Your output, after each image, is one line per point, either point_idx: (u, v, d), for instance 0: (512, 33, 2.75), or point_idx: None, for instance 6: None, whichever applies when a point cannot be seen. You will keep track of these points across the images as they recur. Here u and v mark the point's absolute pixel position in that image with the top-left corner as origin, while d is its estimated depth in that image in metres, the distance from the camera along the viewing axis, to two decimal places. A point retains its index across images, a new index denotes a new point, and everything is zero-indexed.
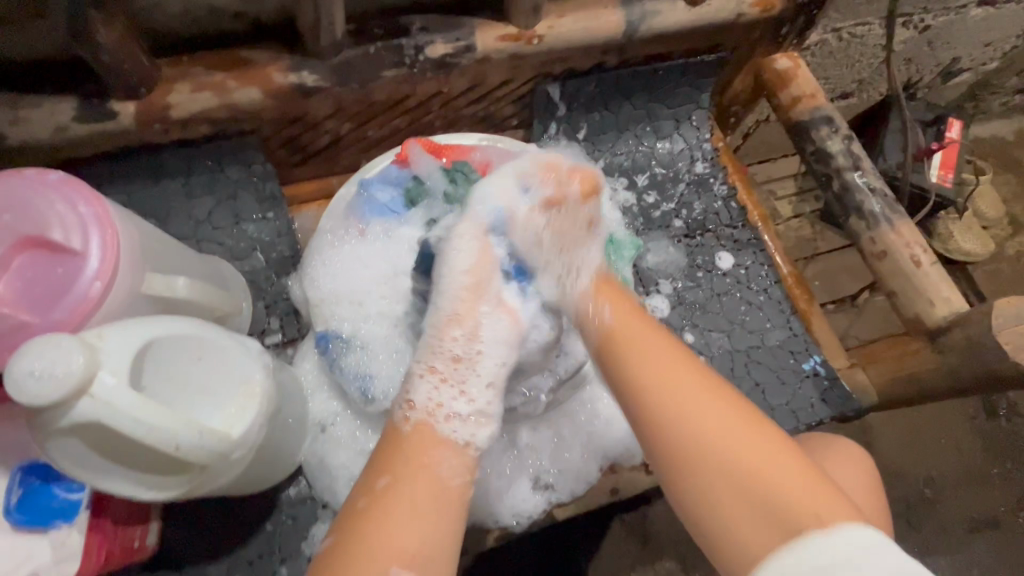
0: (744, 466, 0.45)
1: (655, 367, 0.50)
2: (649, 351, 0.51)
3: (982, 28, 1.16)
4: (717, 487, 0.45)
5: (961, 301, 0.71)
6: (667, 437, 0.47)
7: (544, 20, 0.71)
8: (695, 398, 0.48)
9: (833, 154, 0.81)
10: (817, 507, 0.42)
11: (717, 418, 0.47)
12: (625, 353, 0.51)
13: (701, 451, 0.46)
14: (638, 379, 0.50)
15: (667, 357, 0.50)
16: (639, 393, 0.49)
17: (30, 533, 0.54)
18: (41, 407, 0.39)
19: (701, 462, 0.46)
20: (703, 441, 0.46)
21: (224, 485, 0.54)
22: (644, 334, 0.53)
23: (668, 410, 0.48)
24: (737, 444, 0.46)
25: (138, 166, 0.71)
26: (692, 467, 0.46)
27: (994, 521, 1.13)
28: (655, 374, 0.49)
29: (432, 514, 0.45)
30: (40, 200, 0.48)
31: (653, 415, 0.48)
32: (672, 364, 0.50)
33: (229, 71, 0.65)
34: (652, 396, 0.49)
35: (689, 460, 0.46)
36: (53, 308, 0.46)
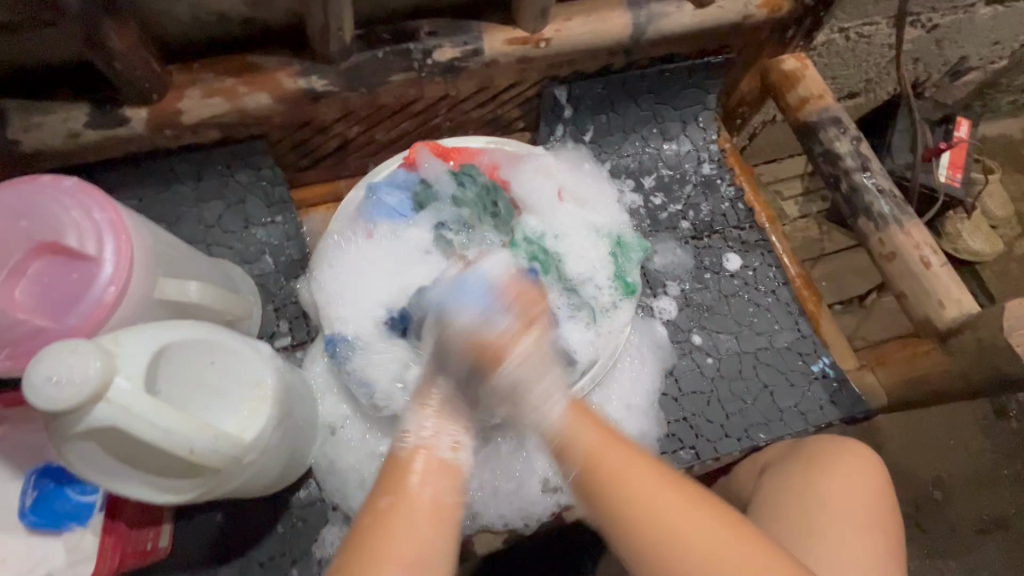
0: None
1: (618, 472, 0.48)
2: (615, 461, 0.49)
3: (990, 27, 1.15)
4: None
5: (972, 302, 0.71)
6: (641, 546, 0.46)
7: (551, 23, 0.71)
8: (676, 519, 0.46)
9: (841, 155, 0.80)
10: None
11: (688, 521, 0.46)
12: (598, 468, 0.49)
13: (674, 553, 0.45)
14: (596, 477, 0.49)
15: (664, 485, 0.48)
16: (619, 507, 0.47)
17: (46, 535, 0.55)
18: (58, 412, 0.39)
19: (677, 559, 0.45)
20: (693, 543, 0.45)
21: (236, 488, 0.54)
22: (612, 443, 0.50)
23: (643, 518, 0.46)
24: (708, 542, 0.45)
25: (149, 171, 0.72)
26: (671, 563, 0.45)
27: (1004, 521, 1.12)
28: (652, 508, 0.46)
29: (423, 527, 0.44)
30: (55, 207, 0.48)
31: (622, 508, 0.47)
32: (639, 467, 0.48)
33: (239, 76, 0.66)
34: (630, 503, 0.47)
35: (660, 554, 0.45)
36: (68, 313, 0.46)
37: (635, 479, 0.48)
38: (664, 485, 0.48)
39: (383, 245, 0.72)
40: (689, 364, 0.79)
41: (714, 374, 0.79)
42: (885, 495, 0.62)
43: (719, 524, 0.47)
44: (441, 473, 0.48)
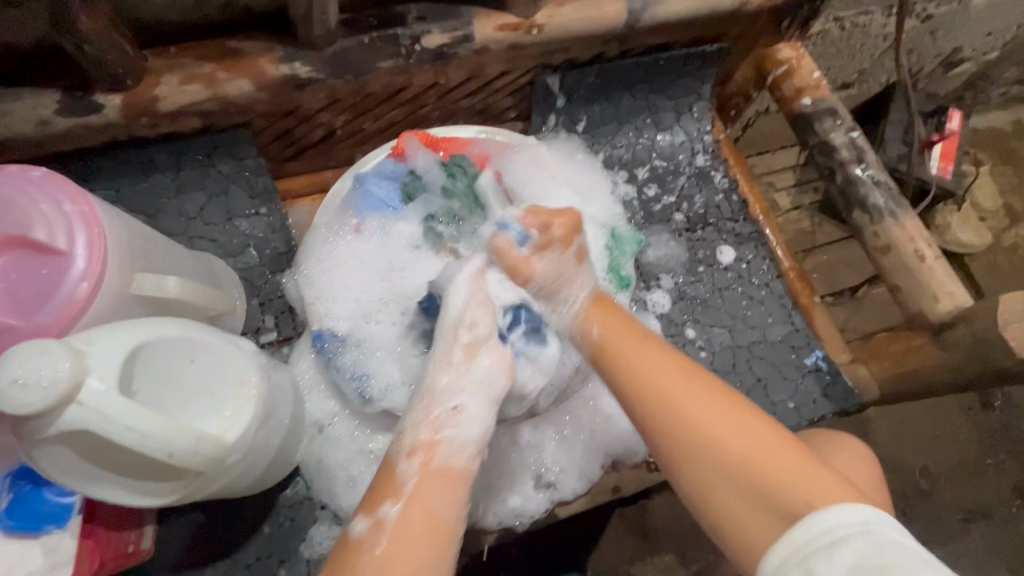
0: (738, 450, 0.44)
1: (638, 362, 0.49)
2: (644, 358, 0.49)
3: (984, 17, 1.15)
4: (695, 455, 0.45)
5: (966, 296, 0.71)
6: (645, 417, 0.47)
7: (543, 9, 0.69)
8: (689, 393, 0.47)
9: (837, 147, 0.80)
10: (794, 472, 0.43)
11: (715, 410, 0.46)
12: (630, 367, 0.50)
13: (690, 438, 0.45)
14: (623, 368, 0.50)
15: (661, 357, 0.49)
16: (643, 397, 0.48)
17: (21, 539, 0.52)
18: (26, 416, 0.37)
19: (684, 438, 0.46)
20: (700, 428, 0.45)
21: (221, 490, 0.52)
22: (636, 342, 0.51)
23: (663, 403, 0.47)
24: (721, 423, 0.45)
25: (124, 161, 0.69)
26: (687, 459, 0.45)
27: (986, 510, 1.14)
28: (653, 372, 0.48)
29: (421, 544, 0.45)
30: (23, 199, 0.46)
31: (649, 399, 0.47)
32: (667, 363, 0.49)
33: (219, 62, 0.63)
34: (639, 387, 0.48)
35: (681, 441, 0.46)
36: (37, 310, 0.44)
37: (667, 374, 0.48)
38: (686, 372, 0.48)
39: (370, 237, 0.70)
40: (682, 358, 0.78)
41: (708, 368, 0.78)
42: (880, 492, 0.62)
43: (749, 429, 0.45)
44: (438, 485, 0.47)
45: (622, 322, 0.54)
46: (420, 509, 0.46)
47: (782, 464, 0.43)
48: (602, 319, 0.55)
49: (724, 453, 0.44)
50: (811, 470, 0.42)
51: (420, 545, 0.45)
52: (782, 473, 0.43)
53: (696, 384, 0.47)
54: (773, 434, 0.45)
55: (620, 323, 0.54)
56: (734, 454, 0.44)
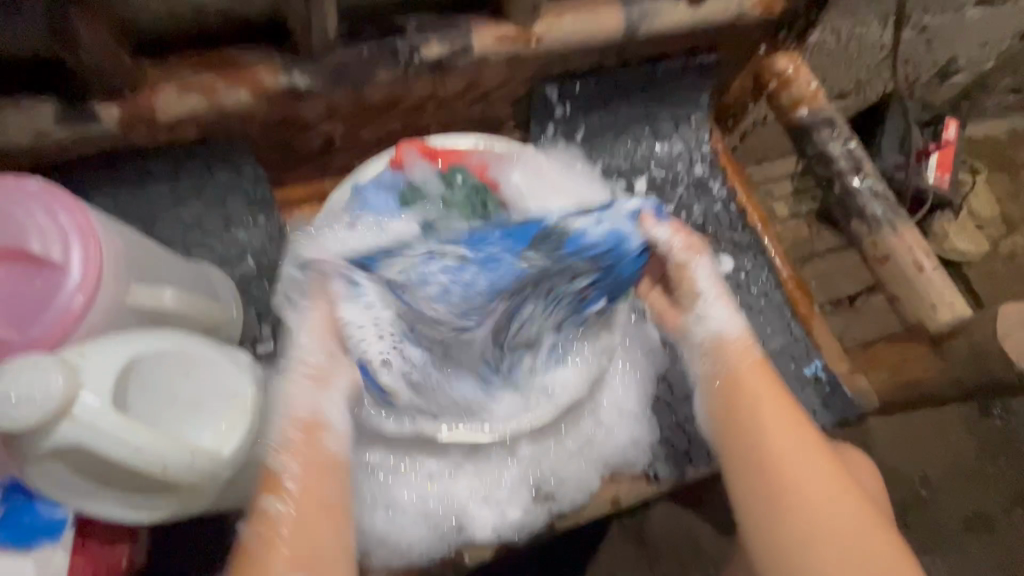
0: (836, 529, 0.51)
1: (767, 427, 0.56)
2: (768, 422, 0.56)
3: (980, 28, 1.15)
4: (813, 543, 0.51)
5: (965, 306, 0.71)
6: (765, 485, 0.54)
7: (542, 20, 0.70)
8: (814, 481, 0.53)
9: (835, 157, 0.80)
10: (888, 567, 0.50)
11: (831, 495, 0.52)
12: (748, 424, 0.57)
13: (804, 515, 0.51)
14: (749, 426, 0.57)
15: (815, 462, 0.54)
16: (770, 456, 0.55)
17: (9, 551, 0.50)
18: (19, 432, 0.37)
19: (800, 520, 0.51)
20: (815, 504, 0.52)
21: (214, 506, 0.51)
22: (789, 426, 0.56)
23: (785, 494, 0.53)
24: (835, 514, 0.51)
25: (122, 170, 0.69)
26: (786, 509, 0.52)
27: (988, 520, 1.13)
28: (802, 478, 0.53)
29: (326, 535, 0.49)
30: (20, 211, 0.45)
31: (766, 475, 0.54)
32: (804, 450, 0.55)
33: (217, 72, 0.63)
34: (787, 485, 0.53)
35: (790, 497, 0.53)
36: (32, 323, 0.44)
37: (784, 451, 0.55)
38: (833, 475, 0.54)
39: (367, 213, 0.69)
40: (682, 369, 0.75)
41: None
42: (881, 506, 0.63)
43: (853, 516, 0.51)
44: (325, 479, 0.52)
45: (785, 410, 0.57)
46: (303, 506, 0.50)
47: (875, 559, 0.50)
48: (752, 399, 0.58)
49: (837, 536, 0.50)
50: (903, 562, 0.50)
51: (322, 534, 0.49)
52: (883, 558, 0.50)
53: (819, 460, 0.54)
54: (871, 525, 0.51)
55: (766, 377, 0.60)
56: (842, 538, 0.50)
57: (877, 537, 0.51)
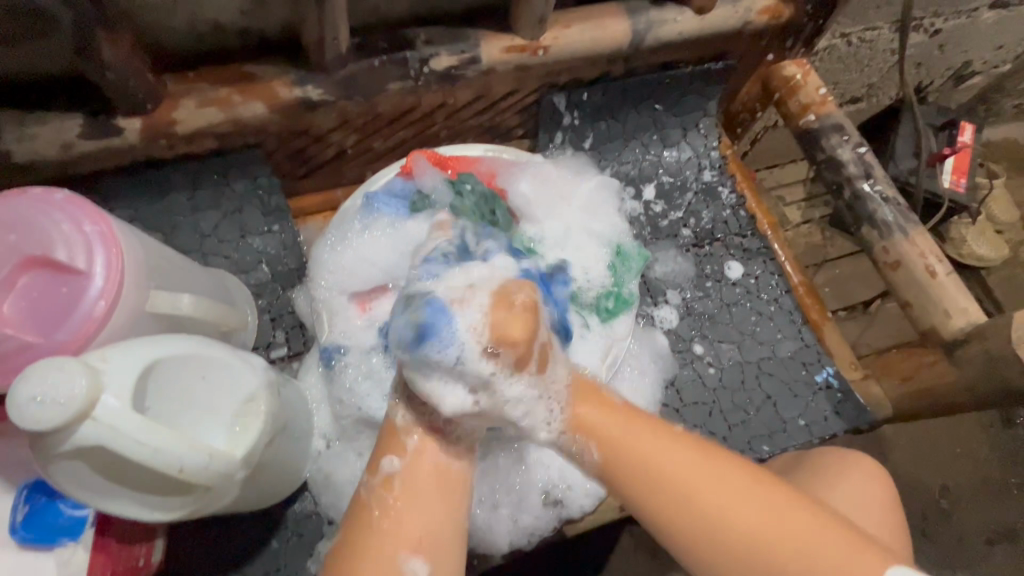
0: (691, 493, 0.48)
1: (658, 474, 0.49)
2: (656, 458, 0.50)
3: (995, 30, 1.14)
4: (684, 509, 0.48)
5: (979, 313, 0.70)
6: (712, 548, 0.48)
7: (549, 31, 0.71)
8: (656, 449, 0.50)
9: (844, 163, 0.79)
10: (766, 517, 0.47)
11: (686, 458, 0.49)
12: (615, 445, 0.51)
13: (738, 552, 0.47)
14: (644, 478, 0.50)
15: (658, 437, 0.51)
16: (608, 450, 0.51)
17: (37, 550, 0.53)
18: (44, 432, 0.38)
19: (658, 484, 0.49)
20: (758, 538, 0.47)
21: (229, 505, 0.53)
22: (627, 422, 0.53)
23: (647, 470, 0.50)
24: (781, 539, 0.46)
25: (143, 180, 0.71)
26: (649, 477, 0.49)
27: (1011, 532, 1.11)
28: (645, 453, 0.50)
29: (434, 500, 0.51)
30: (45, 220, 0.47)
31: (632, 464, 0.50)
32: (651, 432, 0.51)
33: (234, 86, 0.65)
34: (637, 471, 0.50)
35: (642, 473, 0.50)
36: (56, 327, 0.46)
37: (691, 500, 0.48)
38: (690, 449, 0.50)
39: (383, 236, 0.71)
40: (690, 375, 0.78)
41: (717, 385, 0.78)
42: (890, 514, 0.60)
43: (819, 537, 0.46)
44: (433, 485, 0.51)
45: (607, 411, 0.54)
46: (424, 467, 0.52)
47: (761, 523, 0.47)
48: (590, 410, 0.54)
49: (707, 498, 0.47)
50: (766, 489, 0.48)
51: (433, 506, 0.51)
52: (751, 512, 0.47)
53: (733, 481, 0.49)
54: (728, 474, 0.49)
55: (606, 414, 0.53)
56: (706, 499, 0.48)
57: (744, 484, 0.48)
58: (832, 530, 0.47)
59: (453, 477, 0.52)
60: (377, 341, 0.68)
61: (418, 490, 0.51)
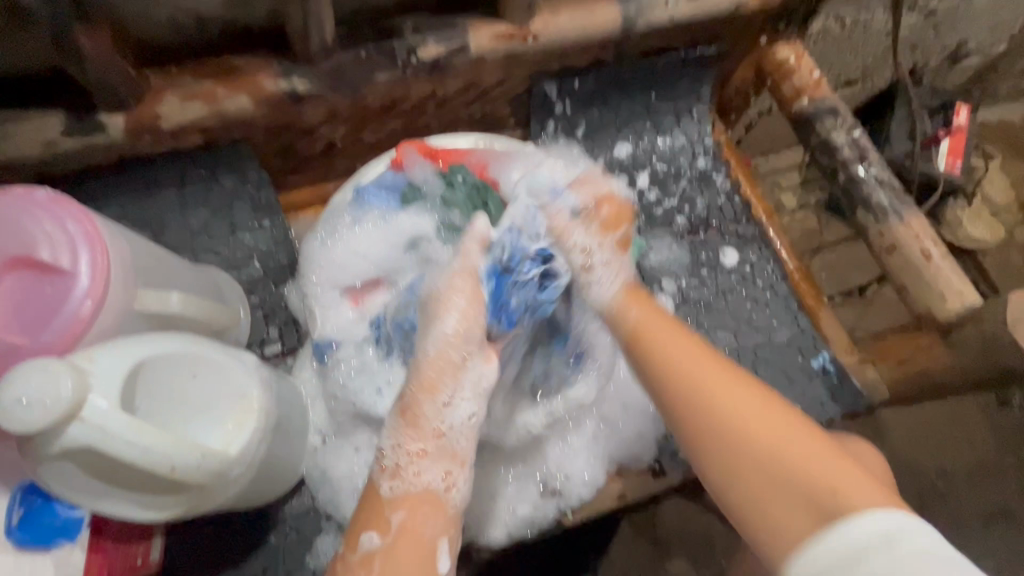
0: (739, 423, 0.50)
1: (688, 373, 0.54)
2: (685, 361, 0.54)
3: (990, 9, 1.13)
4: (724, 427, 0.50)
5: (975, 295, 0.70)
6: (728, 452, 0.50)
7: (539, 17, 0.70)
8: (715, 374, 0.53)
9: (839, 147, 0.79)
10: (813, 467, 0.48)
11: (741, 395, 0.52)
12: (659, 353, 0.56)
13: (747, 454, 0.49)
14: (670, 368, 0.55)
15: (704, 361, 0.54)
16: (648, 358, 0.56)
17: (34, 551, 0.52)
18: (31, 434, 0.38)
19: (699, 399, 0.52)
20: (760, 435, 0.50)
21: (224, 503, 0.53)
22: (674, 336, 0.57)
23: (701, 393, 0.52)
24: (784, 453, 0.48)
25: (129, 178, 0.70)
26: (696, 396, 0.52)
27: (1008, 512, 1.11)
28: (690, 370, 0.54)
29: (409, 563, 0.50)
30: (28, 220, 0.47)
31: (678, 384, 0.53)
32: (702, 358, 0.55)
33: (218, 79, 0.64)
34: (679, 386, 0.53)
35: (690, 407, 0.52)
36: (42, 328, 0.45)
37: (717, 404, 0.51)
38: (729, 377, 0.53)
39: (376, 231, 0.71)
40: None
41: None
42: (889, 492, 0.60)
43: (838, 465, 0.47)
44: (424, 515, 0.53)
45: (652, 314, 0.60)
46: (413, 535, 0.51)
47: (801, 468, 0.48)
48: (639, 308, 0.60)
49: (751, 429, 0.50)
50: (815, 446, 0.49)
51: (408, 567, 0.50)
52: (794, 453, 0.48)
53: (760, 399, 0.52)
54: (777, 419, 0.50)
55: (653, 316, 0.60)
56: (750, 428, 0.50)
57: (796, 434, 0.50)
58: (839, 458, 0.48)
59: (442, 511, 0.53)
60: (370, 333, 0.68)
61: (401, 562, 0.50)
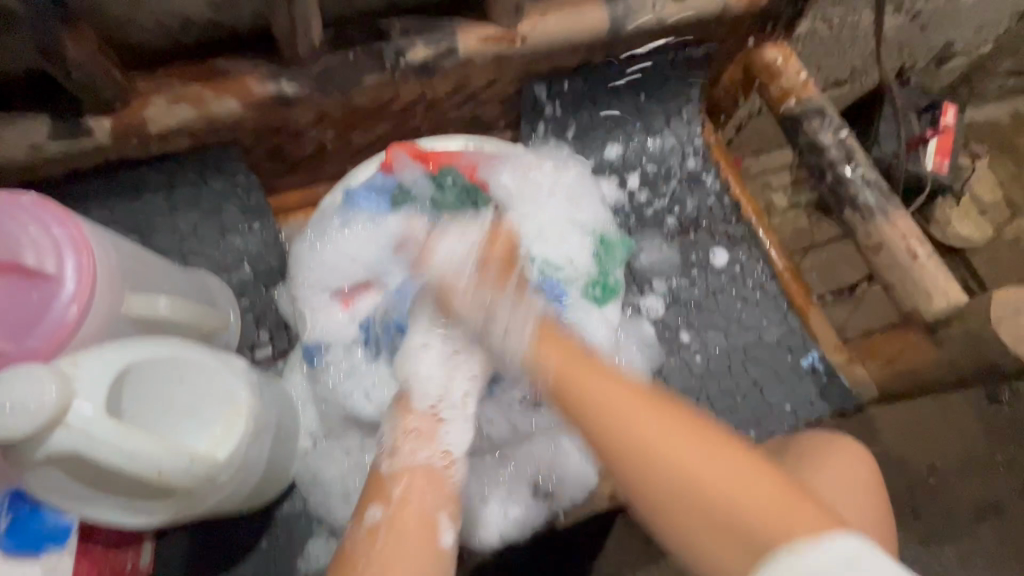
0: (682, 476, 0.41)
1: (609, 407, 0.45)
2: (604, 400, 0.46)
3: (976, 10, 1.14)
4: (671, 498, 0.41)
5: (959, 294, 0.70)
6: (675, 506, 0.41)
7: (527, 19, 0.70)
8: (651, 426, 0.43)
9: (826, 147, 0.79)
10: (771, 511, 0.39)
11: (685, 444, 0.42)
12: (589, 400, 0.46)
13: (678, 483, 0.41)
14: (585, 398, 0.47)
15: (623, 397, 0.45)
16: (584, 410, 0.46)
17: (24, 557, 0.52)
18: (14, 440, 0.37)
19: (639, 475, 0.42)
20: (711, 484, 0.41)
21: (213, 507, 0.53)
22: (597, 379, 0.48)
23: (640, 450, 0.43)
24: (720, 478, 0.41)
25: (117, 181, 0.69)
26: (635, 456, 0.43)
27: (997, 507, 1.12)
28: (624, 428, 0.44)
29: (411, 544, 0.49)
30: (13, 224, 0.46)
31: (610, 440, 0.44)
32: (635, 404, 0.45)
33: (205, 82, 0.64)
34: (615, 445, 0.44)
35: (624, 453, 0.43)
36: (28, 334, 0.45)
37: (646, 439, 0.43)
38: (667, 419, 0.44)
39: (365, 234, 0.70)
40: (677, 363, 0.78)
41: (702, 371, 0.78)
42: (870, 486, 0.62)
43: (770, 488, 0.40)
44: (426, 489, 0.52)
45: (575, 359, 0.50)
46: (412, 508, 0.51)
47: (763, 513, 0.39)
48: (556, 353, 0.51)
49: (701, 476, 0.41)
50: (770, 486, 0.40)
51: (413, 540, 0.49)
52: (752, 504, 0.40)
53: (697, 437, 0.43)
54: (730, 460, 0.42)
55: (576, 362, 0.50)
56: (705, 484, 0.41)
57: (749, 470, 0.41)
58: (796, 497, 0.40)
59: (440, 485, 0.53)
60: (360, 334, 0.69)
61: (405, 533, 0.49)
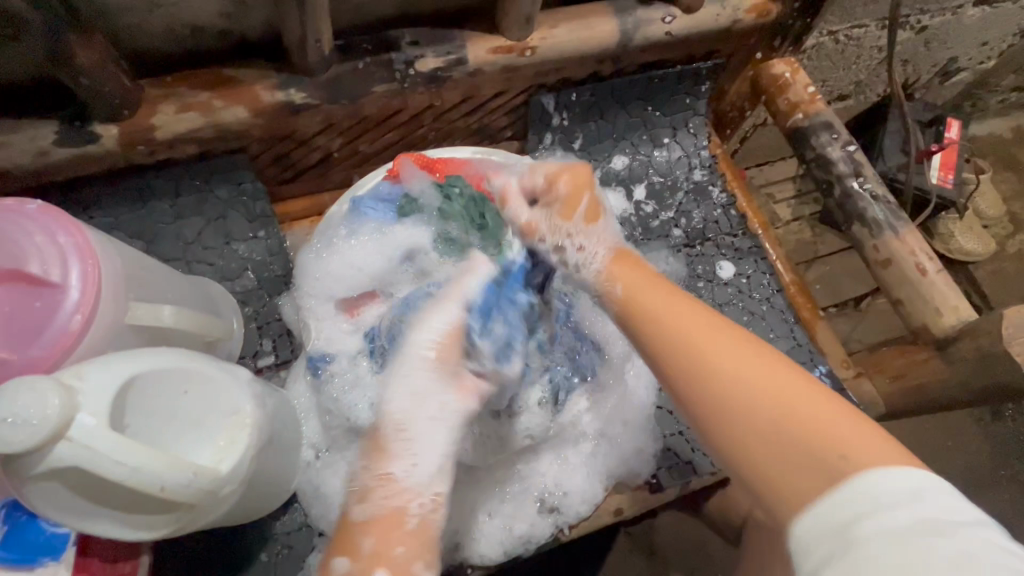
0: (768, 409, 0.42)
1: (677, 323, 0.48)
2: (666, 310, 0.49)
3: (980, 27, 1.15)
4: (760, 430, 0.42)
5: (969, 310, 0.70)
6: (751, 435, 0.42)
7: (537, 31, 0.70)
8: (741, 363, 0.44)
9: (834, 161, 0.79)
10: (861, 446, 0.39)
11: (764, 383, 0.43)
12: (663, 339, 0.48)
13: (762, 422, 0.42)
14: (675, 342, 0.47)
15: (706, 329, 0.47)
16: (647, 325, 0.50)
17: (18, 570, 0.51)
18: (15, 454, 0.36)
19: (727, 419, 0.43)
20: (806, 423, 0.40)
21: (215, 521, 0.52)
22: (682, 305, 0.49)
23: (716, 375, 0.44)
24: (787, 406, 0.41)
25: (122, 188, 0.69)
26: (711, 379, 0.44)
27: (1001, 524, 1.11)
28: (701, 352, 0.45)
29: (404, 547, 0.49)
30: (18, 232, 0.46)
31: (683, 341, 0.46)
32: (724, 346, 0.45)
33: (214, 90, 0.64)
34: (702, 387, 0.44)
35: (703, 376, 0.44)
36: (31, 344, 0.44)
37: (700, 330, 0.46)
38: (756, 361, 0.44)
39: (372, 245, 0.70)
40: None
41: None
42: None
43: (857, 432, 0.40)
44: (403, 536, 0.49)
45: (645, 277, 0.55)
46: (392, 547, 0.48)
47: (848, 449, 0.39)
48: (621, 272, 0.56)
49: (784, 419, 0.41)
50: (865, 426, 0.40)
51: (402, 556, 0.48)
52: (838, 434, 0.40)
53: (781, 375, 0.43)
54: (816, 403, 0.41)
55: (651, 288, 0.53)
56: (784, 417, 0.41)
57: (832, 409, 0.41)
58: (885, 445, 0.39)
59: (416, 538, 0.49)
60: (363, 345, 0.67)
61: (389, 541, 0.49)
